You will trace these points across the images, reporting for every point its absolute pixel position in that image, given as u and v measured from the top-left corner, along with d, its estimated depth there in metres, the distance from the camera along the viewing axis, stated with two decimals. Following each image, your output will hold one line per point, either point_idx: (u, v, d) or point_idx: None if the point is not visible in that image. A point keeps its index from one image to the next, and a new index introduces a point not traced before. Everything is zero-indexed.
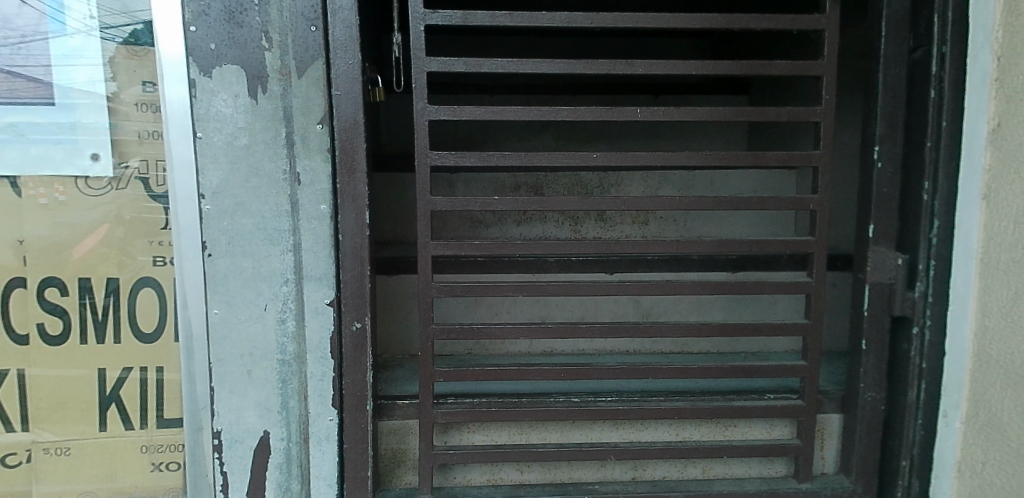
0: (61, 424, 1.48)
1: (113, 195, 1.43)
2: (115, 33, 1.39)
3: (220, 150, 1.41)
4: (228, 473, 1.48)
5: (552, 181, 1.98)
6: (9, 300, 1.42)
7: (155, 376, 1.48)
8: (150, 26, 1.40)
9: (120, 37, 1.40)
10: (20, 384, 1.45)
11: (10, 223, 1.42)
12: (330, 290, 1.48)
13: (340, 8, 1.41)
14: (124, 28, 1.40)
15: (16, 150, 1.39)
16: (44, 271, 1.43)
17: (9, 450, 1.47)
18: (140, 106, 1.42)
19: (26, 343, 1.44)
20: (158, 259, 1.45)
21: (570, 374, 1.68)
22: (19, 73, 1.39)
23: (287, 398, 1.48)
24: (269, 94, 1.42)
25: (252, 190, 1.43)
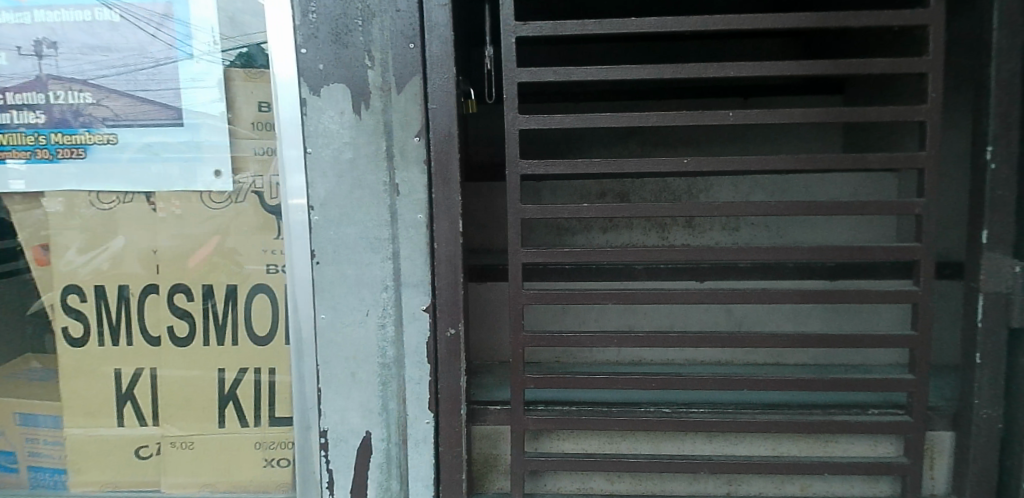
0: (185, 420, 1.58)
1: (233, 208, 1.53)
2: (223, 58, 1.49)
3: (328, 165, 1.50)
4: (333, 471, 1.53)
5: (639, 187, 1.98)
6: (144, 303, 1.56)
7: (267, 378, 1.57)
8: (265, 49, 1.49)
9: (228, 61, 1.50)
10: (151, 382, 1.57)
11: (145, 234, 1.55)
12: (426, 297, 1.53)
13: (436, 25, 1.47)
14: (230, 53, 1.50)
15: (151, 168, 1.51)
16: (174, 278, 1.56)
17: (140, 443, 1.58)
18: (254, 126, 1.52)
19: (158, 344, 1.56)
20: (271, 267, 1.55)
21: (661, 384, 1.66)
22: (155, 97, 1.49)
23: (387, 400, 1.54)
24: (371, 109, 1.49)
25: (356, 201, 1.51)
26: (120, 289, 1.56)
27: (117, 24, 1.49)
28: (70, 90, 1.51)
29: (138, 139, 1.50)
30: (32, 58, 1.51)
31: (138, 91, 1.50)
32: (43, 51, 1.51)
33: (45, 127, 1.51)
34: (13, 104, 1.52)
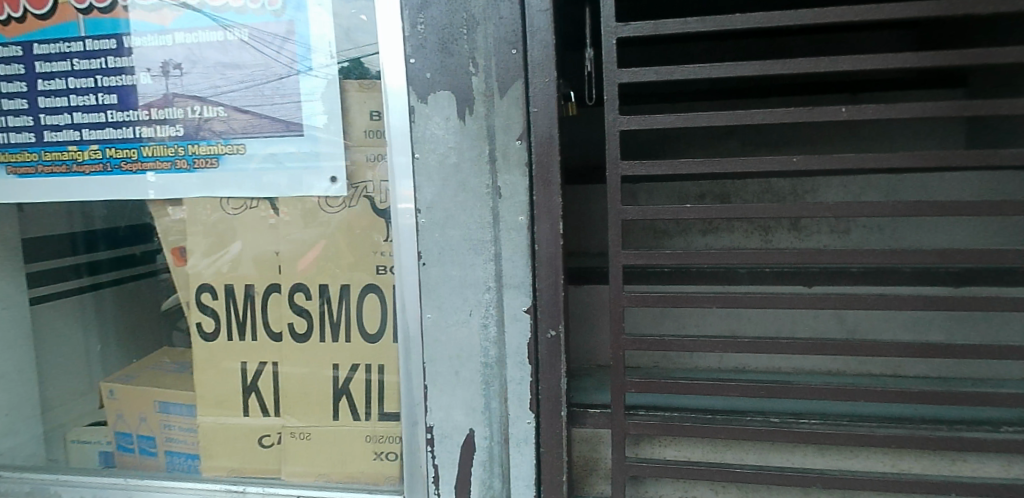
0: (303, 413, 1.66)
1: (347, 212, 1.61)
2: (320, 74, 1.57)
3: (434, 169, 1.55)
4: (439, 467, 1.57)
5: (741, 188, 1.91)
6: (267, 301, 1.66)
7: (377, 377, 1.63)
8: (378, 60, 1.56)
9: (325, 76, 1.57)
10: (274, 378, 1.67)
11: (267, 237, 1.64)
12: (527, 298, 1.54)
13: (537, 30, 1.48)
14: (322, 70, 1.57)
15: (275, 176, 1.58)
16: (294, 278, 1.65)
17: (263, 432, 1.67)
18: (367, 134, 1.59)
19: (280, 340, 1.66)
20: (381, 268, 1.62)
21: (769, 392, 1.58)
22: (279, 109, 1.56)
23: (490, 399, 1.56)
24: (475, 114, 1.53)
25: (460, 204, 1.55)
26: (246, 288, 1.67)
27: (246, 41, 1.55)
28: (198, 106, 1.56)
29: (262, 149, 1.57)
30: (170, 75, 1.55)
31: (263, 105, 1.56)
32: (170, 72, 1.56)
33: (183, 138, 1.57)
34: (155, 119, 1.57)
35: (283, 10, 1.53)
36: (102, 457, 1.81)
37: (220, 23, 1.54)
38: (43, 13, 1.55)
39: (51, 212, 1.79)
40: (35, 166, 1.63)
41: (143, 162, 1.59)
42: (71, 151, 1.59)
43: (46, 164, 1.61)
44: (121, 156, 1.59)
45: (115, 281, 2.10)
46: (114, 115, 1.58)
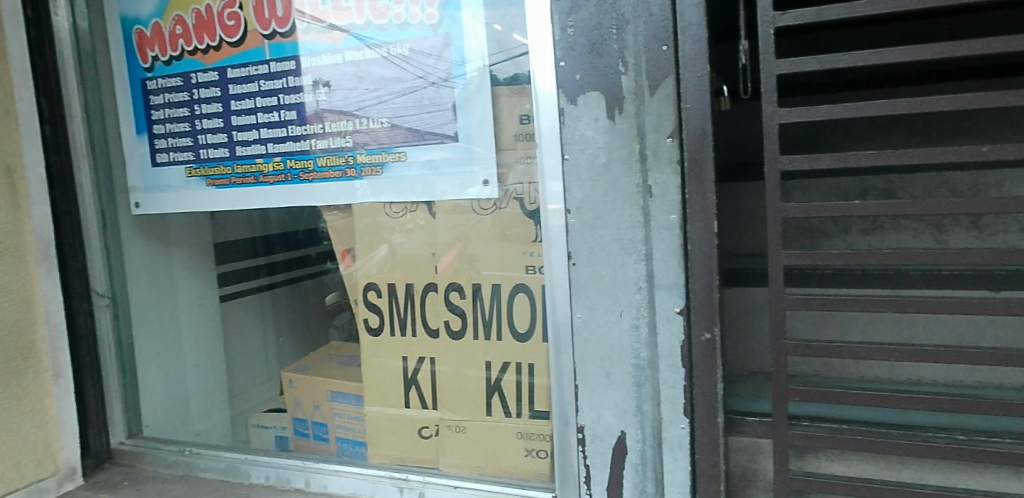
0: (460, 406, 1.69)
1: (497, 213, 1.65)
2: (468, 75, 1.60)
3: (583, 170, 1.51)
4: (590, 467, 1.54)
5: (909, 182, 1.65)
6: (425, 298, 1.74)
7: (527, 379, 1.64)
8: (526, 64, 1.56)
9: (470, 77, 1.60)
10: (431, 373, 1.71)
11: (425, 238, 1.72)
12: (681, 299, 1.45)
13: (690, 25, 1.37)
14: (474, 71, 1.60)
15: (432, 180, 1.63)
16: (450, 278, 1.72)
17: (422, 423, 1.68)
18: (517, 137, 1.60)
19: (437, 336, 1.71)
20: (531, 268, 1.62)
21: (956, 405, 1.38)
22: (434, 117, 1.62)
23: (642, 402, 1.50)
24: (625, 113, 1.46)
25: (609, 203, 1.49)
26: (407, 286, 1.74)
27: (406, 55, 1.63)
28: (358, 120, 1.65)
29: (421, 155, 1.63)
30: (335, 91, 1.65)
31: (420, 113, 1.63)
32: (320, 90, 1.65)
33: (354, 148, 1.65)
34: (327, 132, 1.65)
35: (439, 24, 1.59)
36: (278, 441, 1.86)
37: (366, 43, 1.63)
38: (236, 41, 1.66)
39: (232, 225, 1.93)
40: (225, 178, 1.70)
41: (319, 173, 1.66)
42: (258, 164, 1.68)
43: (237, 176, 1.69)
44: (301, 168, 1.66)
45: (291, 277, 2.05)
46: (294, 129, 1.66)
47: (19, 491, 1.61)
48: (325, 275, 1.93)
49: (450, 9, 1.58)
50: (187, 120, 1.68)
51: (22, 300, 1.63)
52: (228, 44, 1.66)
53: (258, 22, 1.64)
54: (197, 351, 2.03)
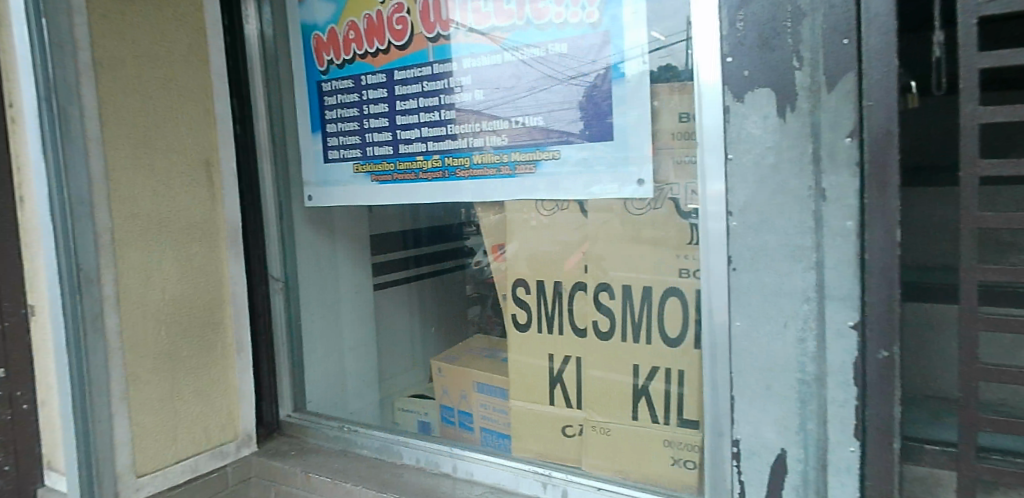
0: (603, 407, 1.61)
1: (652, 213, 1.50)
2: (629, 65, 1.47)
3: (749, 171, 1.26)
4: (745, 484, 1.32)
5: None
6: (574, 298, 1.64)
7: (676, 389, 1.50)
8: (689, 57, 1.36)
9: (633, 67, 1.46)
10: (577, 371, 1.64)
11: (576, 237, 1.63)
12: (856, 311, 1.18)
13: (878, 15, 1.10)
14: (635, 62, 1.45)
15: (585, 178, 1.53)
16: (600, 275, 1.61)
17: (566, 421, 1.64)
18: (674, 136, 1.42)
19: (585, 336, 1.63)
20: (684, 271, 1.46)
21: None
22: (588, 116, 1.51)
23: (806, 419, 1.25)
24: (796, 112, 1.20)
25: (777, 206, 1.23)
26: (556, 285, 1.67)
27: (565, 54, 1.54)
28: (515, 118, 1.61)
29: (574, 153, 1.54)
30: (490, 92, 1.64)
31: (575, 113, 1.54)
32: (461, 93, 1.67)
33: (508, 146, 1.62)
34: (484, 130, 1.65)
35: (601, 21, 1.48)
36: (420, 426, 1.84)
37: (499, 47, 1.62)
38: (403, 44, 1.71)
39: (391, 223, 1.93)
40: (388, 174, 1.76)
41: (473, 170, 1.66)
42: (418, 161, 1.72)
43: (400, 172, 1.74)
44: (457, 164, 1.68)
45: (435, 270, 2.00)
46: (453, 128, 1.68)
47: (204, 454, 1.65)
48: (466, 268, 1.92)
49: (612, 5, 1.47)
50: (357, 119, 1.77)
51: (215, 279, 1.69)
52: (396, 48, 1.73)
53: (424, 25, 1.68)
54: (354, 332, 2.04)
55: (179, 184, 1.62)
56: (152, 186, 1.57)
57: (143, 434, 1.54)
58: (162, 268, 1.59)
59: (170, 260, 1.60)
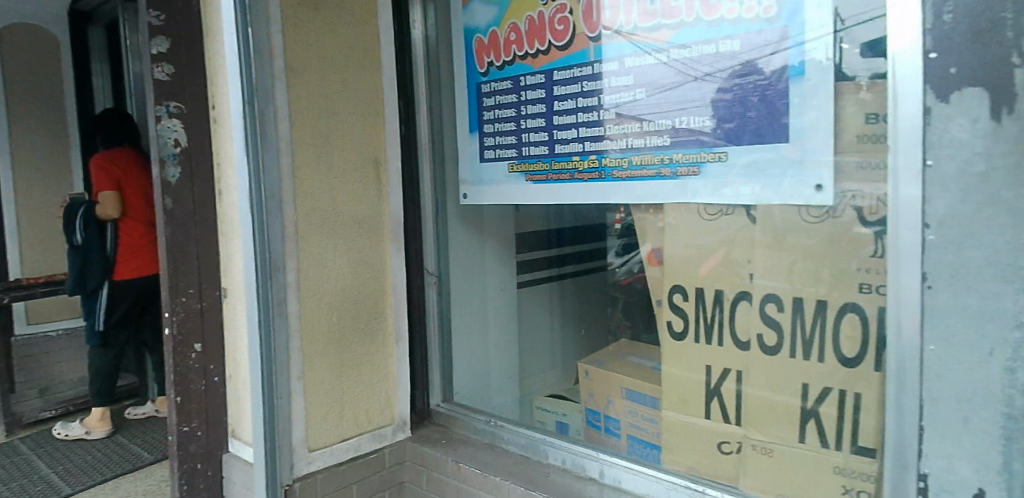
0: (766, 426, 1.47)
1: (830, 224, 1.30)
2: (811, 57, 1.28)
3: (951, 177, 0.92)
4: None
5: None
6: (735, 310, 1.51)
7: (851, 416, 1.31)
8: (840, 51, 1.24)
9: (813, 55, 1.28)
10: (737, 384, 1.52)
11: (740, 244, 1.48)
12: None
13: None
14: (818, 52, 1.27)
15: (756, 183, 1.40)
16: (766, 287, 1.45)
17: (722, 437, 1.54)
18: (861, 139, 1.22)
19: (748, 349, 1.49)
20: (865, 286, 1.25)
21: None
22: (760, 116, 1.37)
23: (1012, 459, 0.90)
24: (1016, 113, 0.87)
25: (985, 221, 0.90)
26: (717, 293, 1.54)
27: (737, 52, 1.40)
28: (678, 118, 1.51)
29: (743, 156, 1.41)
30: (651, 91, 1.55)
31: (744, 112, 1.40)
32: (621, 93, 1.60)
33: (669, 147, 1.53)
34: (644, 131, 1.57)
35: (778, 16, 1.32)
36: (558, 426, 1.85)
37: (643, 50, 1.56)
38: (564, 44, 1.68)
39: (536, 216, 1.89)
40: (543, 174, 1.75)
41: (632, 171, 1.60)
42: (574, 161, 1.70)
43: (554, 172, 1.73)
44: (614, 165, 1.63)
45: (576, 271, 1.95)
46: (610, 129, 1.63)
47: (365, 436, 1.74)
48: (605, 275, 1.85)
49: None
50: (514, 119, 1.78)
51: (379, 271, 1.78)
52: (556, 48, 1.70)
53: (586, 25, 1.63)
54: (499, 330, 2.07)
55: (351, 180, 1.72)
56: (329, 182, 1.68)
57: (314, 413, 1.64)
58: (336, 258, 1.69)
59: (342, 252, 1.70)
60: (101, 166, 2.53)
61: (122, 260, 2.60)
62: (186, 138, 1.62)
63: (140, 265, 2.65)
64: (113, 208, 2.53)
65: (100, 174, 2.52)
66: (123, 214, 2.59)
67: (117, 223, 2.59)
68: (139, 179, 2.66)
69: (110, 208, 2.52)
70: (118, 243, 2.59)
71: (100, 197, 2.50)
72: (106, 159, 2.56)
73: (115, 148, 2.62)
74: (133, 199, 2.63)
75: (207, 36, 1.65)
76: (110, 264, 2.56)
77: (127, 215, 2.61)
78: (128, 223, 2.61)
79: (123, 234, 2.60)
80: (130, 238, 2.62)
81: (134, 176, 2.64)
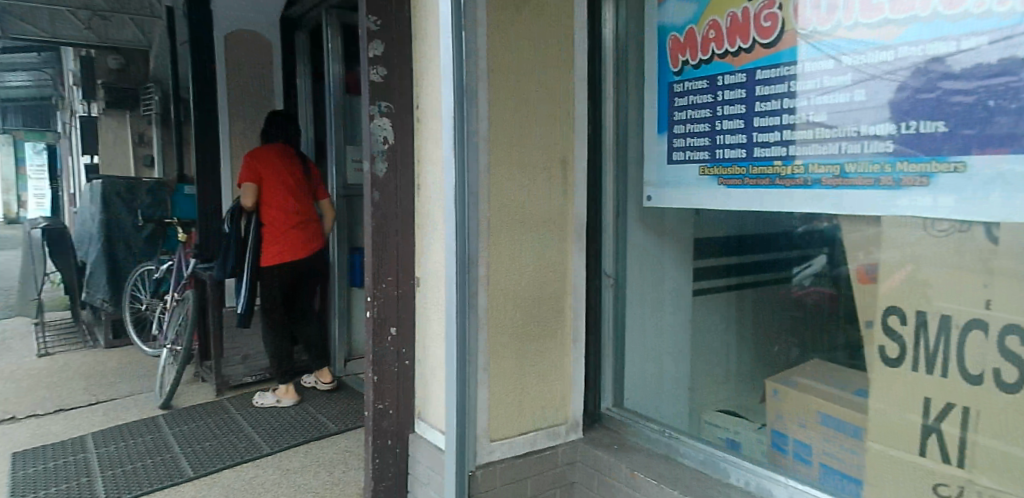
0: (998, 475, 1.25)
1: None
2: None
3: None
4: None
5: None
6: (966, 340, 1.28)
7: None
8: None
9: None
10: (965, 422, 1.29)
11: (978, 265, 1.25)
12: None
13: None
14: None
15: (1003, 198, 1.16)
16: (1007, 316, 1.21)
17: (940, 479, 1.34)
18: None
19: (979, 384, 1.26)
20: None
21: None
22: (1009, 124, 1.16)
23: None
24: None
25: None
26: (942, 318, 1.32)
27: (982, 49, 1.18)
28: (904, 122, 1.30)
29: (987, 167, 1.18)
30: (876, 90, 1.35)
31: (983, 117, 1.19)
32: (828, 93, 1.42)
33: (892, 154, 1.32)
34: (858, 136, 1.38)
35: None
36: (727, 443, 1.75)
37: (828, 53, 1.42)
38: (771, 42, 1.53)
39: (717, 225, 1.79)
40: (739, 178, 1.63)
41: (845, 179, 1.41)
42: (775, 166, 1.54)
43: (753, 178, 1.59)
44: (824, 172, 1.44)
45: (755, 281, 1.83)
46: (821, 131, 1.44)
47: (541, 432, 1.77)
48: (790, 281, 1.71)
49: None
50: (709, 120, 1.68)
51: (561, 269, 1.79)
52: (761, 46, 1.55)
53: (800, 20, 1.47)
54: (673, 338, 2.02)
55: (541, 180, 1.75)
56: (520, 180, 1.71)
57: (495, 404, 1.69)
58: (525, 257, 1.73)
59: (530, 251, 1.73)
60: (245, 160, 2.61)
61: (267, 247, 2.64)
62: (393, 136, 1.73)
63: (283, 252, 2.65)
64: (251, 199, 2.59)
65: (243, 169, 2.60)
66: (264, 204, 2.63)
67: (260, 213, 2.63)
68: (279, 169, 2.64)
69: (246, 199, 2.58)
70: (262, 231, 2.64)
71: (240, 189, 2.60)
72: (254, 152, 2.64)
73: (269, 142, 2.69)
74: (271, 189, 2.62)
75: (416, 39, 1.74)
76: (256, 251, 2.62)
77: (268, 205, 2.63)
78: (269, 212, 2.63)
79: (266, 223, 2.64)
80: (273, 225, 2.63)
81: (274, 167, 2.64)
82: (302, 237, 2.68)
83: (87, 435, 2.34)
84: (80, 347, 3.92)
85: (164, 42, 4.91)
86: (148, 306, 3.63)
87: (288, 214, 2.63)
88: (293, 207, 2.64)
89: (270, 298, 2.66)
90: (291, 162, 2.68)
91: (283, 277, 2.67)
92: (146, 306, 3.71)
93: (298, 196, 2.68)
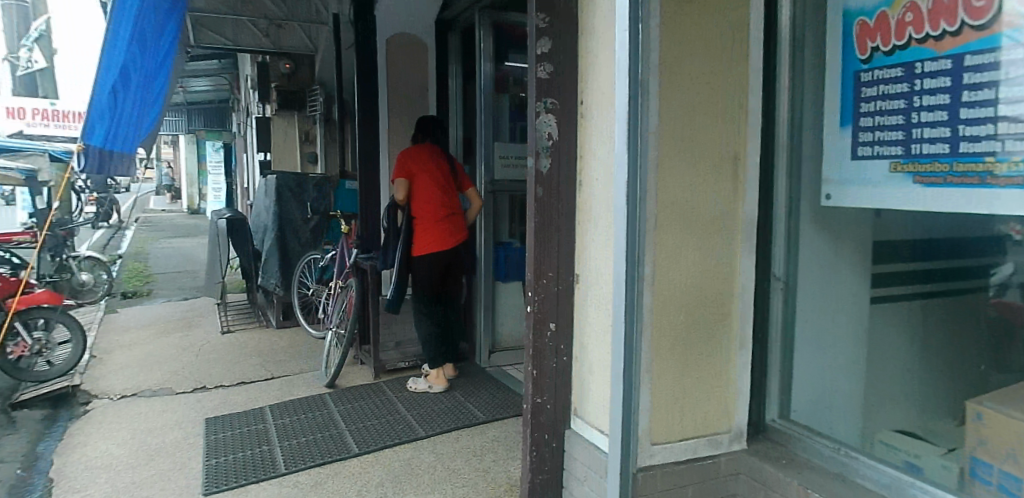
0: None
1: None
2: None
3: None
4: None
5: None
6: None
7: None
8: None
9: None
10: None
11: None
12: None
13: None
14: None
15: None
16: None
17: None
18: None
19: None
20: None
21: None
22: None
23: None
24: None
25: None
26: None
27: None
28: None
29: None
30: None
31: None
32: None
33: None
34: None
35: None
36: (907, 465, 1.56)
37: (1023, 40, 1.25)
38: (982, 24, 1.32)
39: (906, 229, 1.63)
40: (939, 176, 1.43)
41: None
42: (986, 163, 1.33)
43: (957, 176, 1.39)
44: None
45: (947, 289, 1.70)
46: None
47: (702, 440, 1.72)
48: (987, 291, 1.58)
49: None
50: (903, 111, 1.50)
51: (728, 271, 1.72)
52: (969, 29, 1.34)
53: None
54: (847, 350, 1.87)
55: (710, 179, 1.68)
56: (688, 178, 1.66)
57: (658, 406, 1.66)
58: (691, 257, 1.67)
59: (696, 250, 1.67)
60: (399, 158, 2.77)
61: (419, 237, 2.75)
62: (557, 132, 1.73)
63: (431, 243, 2.74)
64: (403, 194, 2.73)
65: (397, 166, 2.77)
66: (414, 199, 2.76)
67: (411, 207, 2.77)
68: (429, 165, 2.76)
69: (399, 193, 2.72)
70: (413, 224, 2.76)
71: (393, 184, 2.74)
72: (408, 151, 2.79)
73: (421, 140, 2.83)
74: (422, 184, 2.75)
75: (583, 35, 1.73)
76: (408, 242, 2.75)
77: (417, 199, 2.76)
78: (418, 205, 2.75)
79: (417, 216, 2.76)
80: (422, 219, 2.75)
81: (424, 163, 2.76)
82: (449, 229, 2.77)
83: (266, 407, 2.59)
84: (256, 326, 4.37)
85: (329, 47, 5.31)
86: (315, 291, 4.04)
87: (438, 207, 2.73)
88: (445, 201, 2.75)
89: (425, 287, 2.77)
90: (440, 159, 2.79)
91: (434, 267, 2.77)
92: (312, 290, 4.08)
93: (448, 190, 2.78)
